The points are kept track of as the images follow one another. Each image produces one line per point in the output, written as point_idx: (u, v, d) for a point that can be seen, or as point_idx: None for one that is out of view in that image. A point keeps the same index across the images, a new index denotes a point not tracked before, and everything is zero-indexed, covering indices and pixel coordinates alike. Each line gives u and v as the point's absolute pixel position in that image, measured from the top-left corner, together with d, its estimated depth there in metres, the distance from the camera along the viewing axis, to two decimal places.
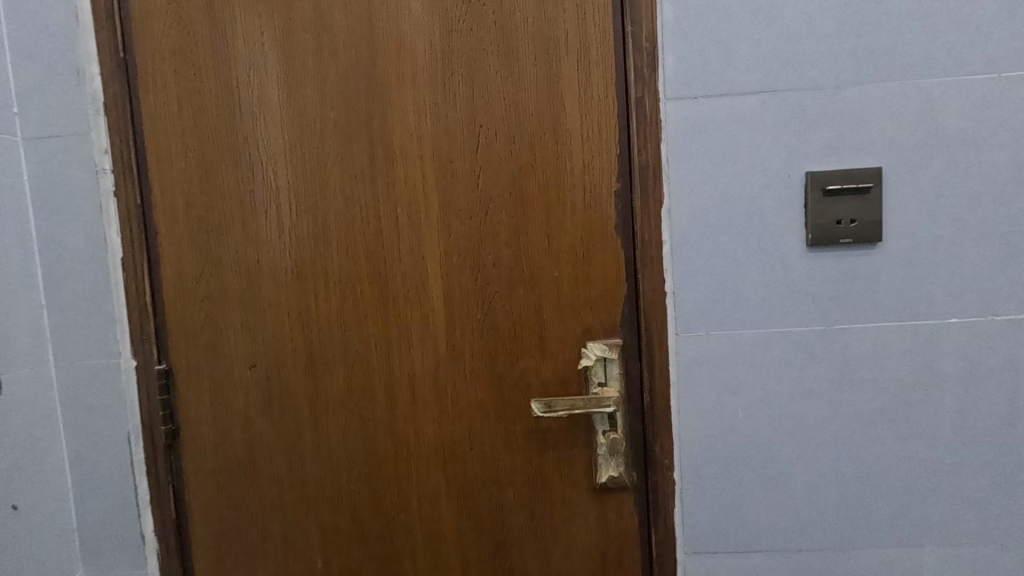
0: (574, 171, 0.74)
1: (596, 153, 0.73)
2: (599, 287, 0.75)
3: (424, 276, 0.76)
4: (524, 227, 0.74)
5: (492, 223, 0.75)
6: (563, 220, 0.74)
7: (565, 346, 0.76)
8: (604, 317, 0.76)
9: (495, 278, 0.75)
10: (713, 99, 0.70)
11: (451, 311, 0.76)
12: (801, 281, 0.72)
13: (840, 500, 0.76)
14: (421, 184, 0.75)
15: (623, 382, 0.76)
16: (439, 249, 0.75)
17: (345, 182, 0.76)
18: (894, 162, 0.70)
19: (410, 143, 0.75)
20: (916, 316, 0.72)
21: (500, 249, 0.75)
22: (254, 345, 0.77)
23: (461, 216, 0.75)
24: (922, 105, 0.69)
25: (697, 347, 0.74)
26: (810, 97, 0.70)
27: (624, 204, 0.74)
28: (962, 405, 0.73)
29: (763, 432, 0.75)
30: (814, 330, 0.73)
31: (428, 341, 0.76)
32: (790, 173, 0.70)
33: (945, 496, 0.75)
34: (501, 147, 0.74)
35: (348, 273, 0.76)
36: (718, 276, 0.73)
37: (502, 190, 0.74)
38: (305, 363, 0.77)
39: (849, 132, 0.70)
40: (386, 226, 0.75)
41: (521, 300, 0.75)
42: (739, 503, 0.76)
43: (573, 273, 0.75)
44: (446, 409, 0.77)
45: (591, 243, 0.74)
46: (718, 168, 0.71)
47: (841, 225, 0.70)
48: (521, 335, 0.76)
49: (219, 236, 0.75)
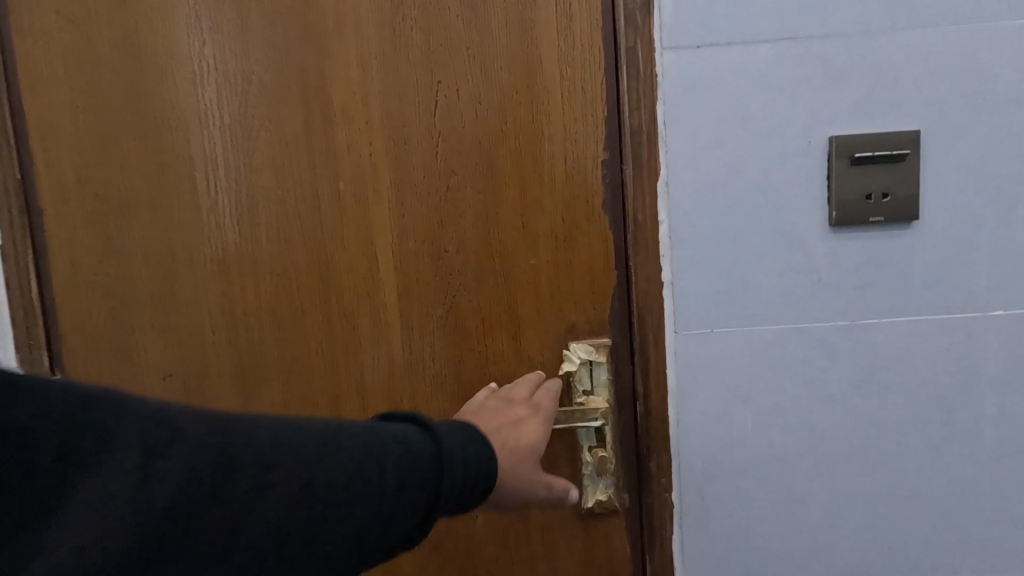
0: (555, 136, 0.59)
1: (579, 114, 0.59)
2: (582, 280, 0.62)
3: (375, 266, 0.61)
4: (499, 206, 0.60)
5: (461, 200, 0.60)
6: (542, 197, 0.60)
7: (546, 349, 0.63)
8: (589, 314, 0.62)
9: (467, 267, 0.61)
10: (718, 50, 0.56)
11: (407, 309, 0.62)
12: (823, 268, 0.59)
13: (863, 523, 0.63)
14: (368, 153, 0.60)
15: (611, 390, 0.63)
16: (391, 234, 0.61)
17: (273, 151, 0.60)
18: (931, 123, 0.56)
19: (354, 100, 0.59)
20: (959, 309, 0.59)
21: (469, 233, 0.61)
22: (168, 353, 0.63)
23: (421, 193, 0.60)
24: (966, 55, 0.55)
25: (699, 347, 0.60)
26: (834, 46, 0.56)
27: (612, 176, 0.60)
28: (1005, 410, 0.60)
29: (777, 446, 0.62)
30: (837, 326, 0.60)
31: (381, 346, 0.63)
32: (810, 138, 0.57)
33: (985, 516, 0.62)
34: (469, 106, 0.59)
35: (285, 265, 0.61)
36: (724, 263, 0.59)
37: (471, 159, 0.60)
38: (231, 371, 0.63)
39: (881, 88, 0.56)
40: (326, 205, 0.60)
41: (492, 294, 0.62)
42: (750, 531, 0.63)
43: (552, 261, 0.61)
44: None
45: (575, 224, 0.61)
46: (724, 133, 0.57)
47: (872, 200, 0.57)
48: (493, 336, 0.62)
49: (117, 222, 0.61)
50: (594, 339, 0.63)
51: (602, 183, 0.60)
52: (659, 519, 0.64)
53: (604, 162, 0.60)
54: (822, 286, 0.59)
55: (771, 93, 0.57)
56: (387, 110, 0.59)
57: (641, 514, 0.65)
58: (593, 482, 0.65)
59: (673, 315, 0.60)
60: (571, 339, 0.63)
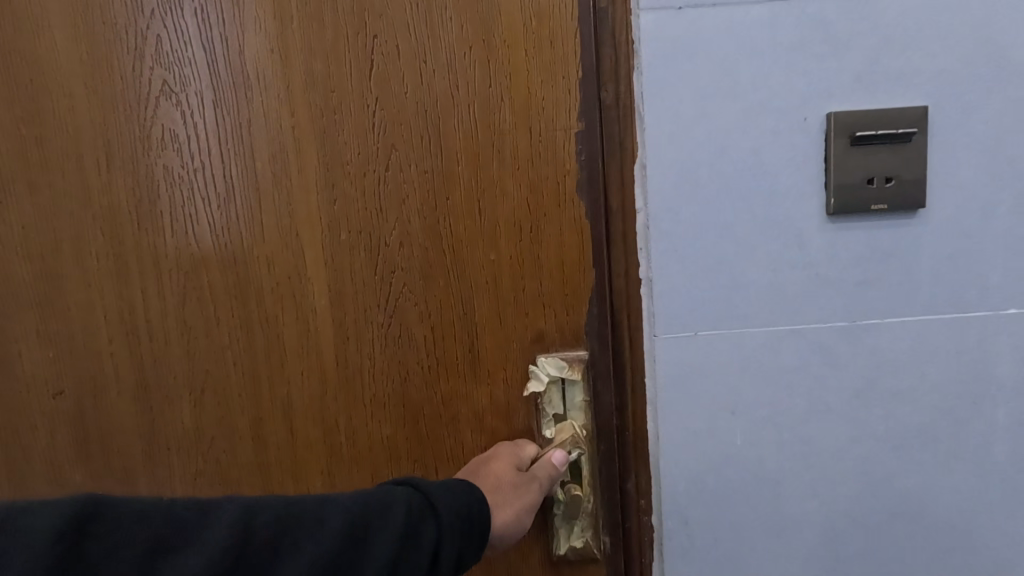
0: (517, 109, 0.52)
1: (548, 83, 0.52)
2: (549, 281, 0.55)
3: (302, 265, 0.56)
4: (448, 191, 0.53)
5: (405, 184, 0.54)
6: (502, 181, 0.53)
7: (509, 360, 0.56)
8: (561, 314, 0.55)
9: (410, 265, 0.55)
10: (704, 12, 0.49)
11: (341, 311, 0.56)
12: (821, 261, 0.52)
13: (864, 547, 0.56)
14: (302, 131, 0.53)
15: (587, 414, 0.57)
16: (319, 223, 0.55)
17: (193, 133, 0.54)
18: (942, 97, 0.50)
19: (284, 72, 0.52)
20: (969, 307, 0.53)
21: (413, 224, 0.54)
22: (58, 365, 0.59)
23: (358, 177, 0.54)
24: (981, 21, 0.49)
25: (683, 352, 0.53)
26: (835, 8, 0.49)
27: (588, 153, 0.52)
28: (1018, 419, 0.54)
29: (769, 464, 0.55)
30: (836, 327, 0.53)
31: (308, 355, 0.57)
32: (807, 114, 0.50)
33: (995, 535, 0.56)
34: (414, 74, 0.52)
35: (213, 264, 0.56)
36: (711, 257, 0.52)
37: (415, 136, 0.53)
38: (133, 385, 0.59)
39: (886, 58, 0.50)
40: (255, 193, 0.55)
41: (440, 291, 0.55)
42: (740, 559, 0.56)
43: (514, 258, 0.54)
44: (337, 452, 0.59)
45: (540, 211, 0.53)
46: (710, 108, 0.50)
47: (873, 185, 0.50)
48: (443, 338, 0.56)
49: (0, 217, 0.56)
50: (570, 352, 0.56)
51: (575, 162, 0.53)
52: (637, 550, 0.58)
53: (577, 138, 0.52)
54: (819, 283, 0.52)
55: (764, 61, 0.49)
56: (323, 79, 0.52)
57: (622, 557, 0.58)
58: (567, 525, 0.58)
59: (651, 315, 0.53)
60: (541, 350, 0.56)
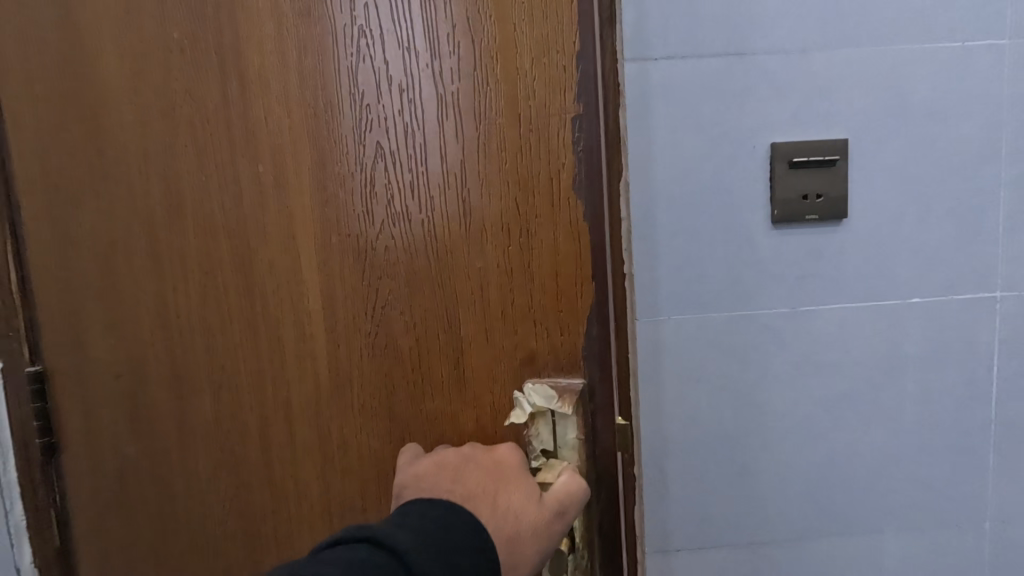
0: (506, 105, 0.55)
1: (545, 81, 0.55)
2: (541, 290, 0.58)
3: (298, 267, 0.60)
4: (434, 197, 0.58)
5: (395, 189, 0.58)
6: (493, 184, 0.57)
7: (500, 368, 0.60)
8: (546, 313, 0.59)
9: (401, 273, 0.59)
10: (675, 63, 0.62)
11: (336, 312, 0.61)
12: (767, 260, 0.65)
13: (805, 491, 0.70)
14: (303, 136, 0.58)
15: (578, 451, 0.60)
16: (316, 228, 0.59)
17: (212, 135, 0.59)
18: (860, 132, 0.64)
19: (291, 75, 0.57)
20: (884, 297, 0.66)
21: (401, 229, 0.59)
22: (119, 351, 0.63)
23: (350, 181, 0.58)
24: (889, 73, 0.63)
25: (659, 333, 0.66)
26: (777, 61, 0.63)
27: (585, 146, 0.56)
28: (924, 386, 0.68)
29: (728, 423, 0.68)
30: (779, 312, 0.66)
31: (305, 360, 0.62)
32: (755, 143, 0.64)
33: (907, 480, 0.70)
34: (406, 83, 0.56)
35: (223, 263, 0.61)
36: (681, 257, 0.65)
37: (410, 141, 0.57)
38: (168, 376, 0.63)
39: (816, 100, 0.63)
40: (257, 196, 0.60)
41: (427, 293, 0.59)
42: (705, 502, 0.69)
43: (502, 260, 0.58)
44: (332, 454, 0.63)
45: (529, 212, 0.57)
46: (679, 138, 0.63)
47: (807, 200, 0.64)
48: (430, 336, 0.60)
49: (64, 218, 0.61)
50: (567, 381, 0.60)
51: (571, 159, 0.56)
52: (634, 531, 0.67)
53: (573, 125, 0.55)
54: (767, 276, 0.66)
55: (722, 101, 0.63)
56: (319, 84, 0.57)
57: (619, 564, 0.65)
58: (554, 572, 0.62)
59: (632, 302, 0.66)
60: (534, 365, 0.60)
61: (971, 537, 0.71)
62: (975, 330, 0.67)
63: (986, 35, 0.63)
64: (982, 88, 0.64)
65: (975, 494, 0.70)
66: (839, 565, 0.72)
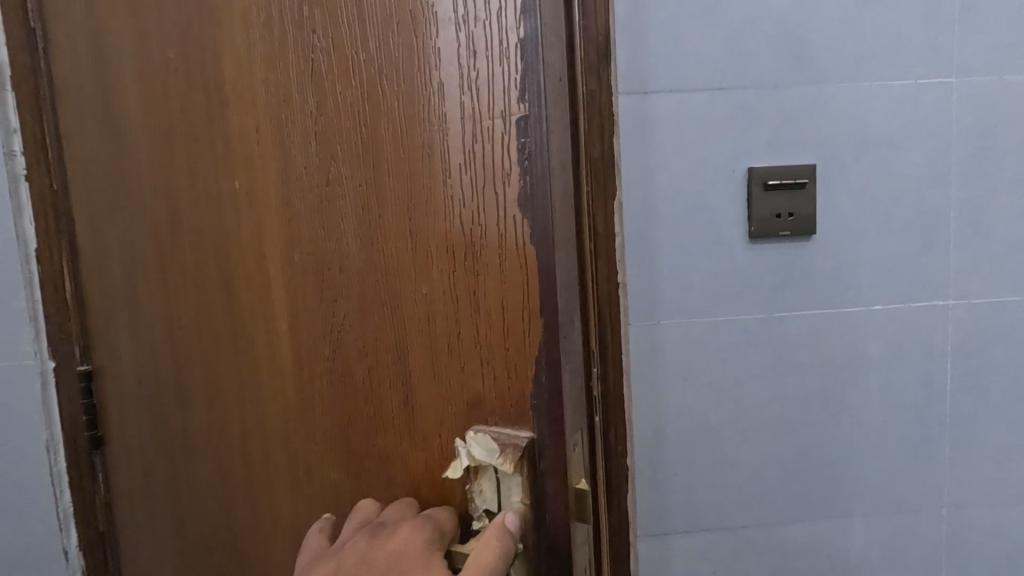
0: (448, 101, 0.44)
1: (489, 72, 0.42)
2: (490, 327, 0.47)
3: (267, 284, 0.55)
4: (381, 207, 0.48)
5: (343, 199, 0.49)
6: (434, 198, 0.46)
7: (450, 415, 0.49)
8: (495, 356, 0.47)
9: (351, 296, 0.51)
10: (663, 96, 0.70)
11: (295, 335, 0.55)
12: (745, 271, 0.73)
13: (780, 479, 0.77)
14: (269, 142, 0.52)
15: (524, 518, 0.47)
16: (279, 240, 0.53)
17: (200, 146, 0.56)
18: (827, 158, 0.72)
19: (252, 77, 0.51)
20: (850, 304, 0.74)
21: (347, 246, 0.50)
22: (138, 359, 0.64)
23: (304, 191, 0.51)
24: (851, 106, 0.71)
25: (649, 336, 0.74)
26: (753, 95, 0.71)
27: (529, 153, 0.43)
28: (886, 384, 0.76)
29: (711, 417, 0.76)
30: (756, 317, 0.74)
31: (275, 382, 0.57)
32: (734, 167, 0.72)
33: (872, 469, 0.78)
34: (346, 75, 0.47)
35: (207, 280, 0.59)
36: (669, 267, 0.73)
37: (354, 145, 0.48)
38: (174, 387, 0.63)
39: (788, 130, 0.71)
40: (233, 208, 0.56)
41: (373, 323, 0.50)
42: (691, 489, 0.77)
43: (448, 288, 0.47)
44: (297, 488, 0.58)
45: (478, 231, 0.45)
46: (668, 162, 0.71)
47: (780, 218, 0.72)
48: (376, 372, 0.51)
49: (101, 231, 0.64)
50: (514, 432, 0.47)
51: (517, 170, 0.43)
52: (624, 506, 0.77)
53: (521, 127, 0.42)
54: (745, 286, 0.74)
55: (705, 130, 0.71)
56: (275, 83, 0.50)
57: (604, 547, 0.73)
58: None
59: (625, 308, 0.74)
60: (485, 412, 0.48)
61: (930, 521, 0.79)
62: (930, 335, 0.75)
63: (935, 74, 0.72)
64: (932, 120, 0.72)
65: (932, 482, 0.78)
66: (813, 547, 0.79)
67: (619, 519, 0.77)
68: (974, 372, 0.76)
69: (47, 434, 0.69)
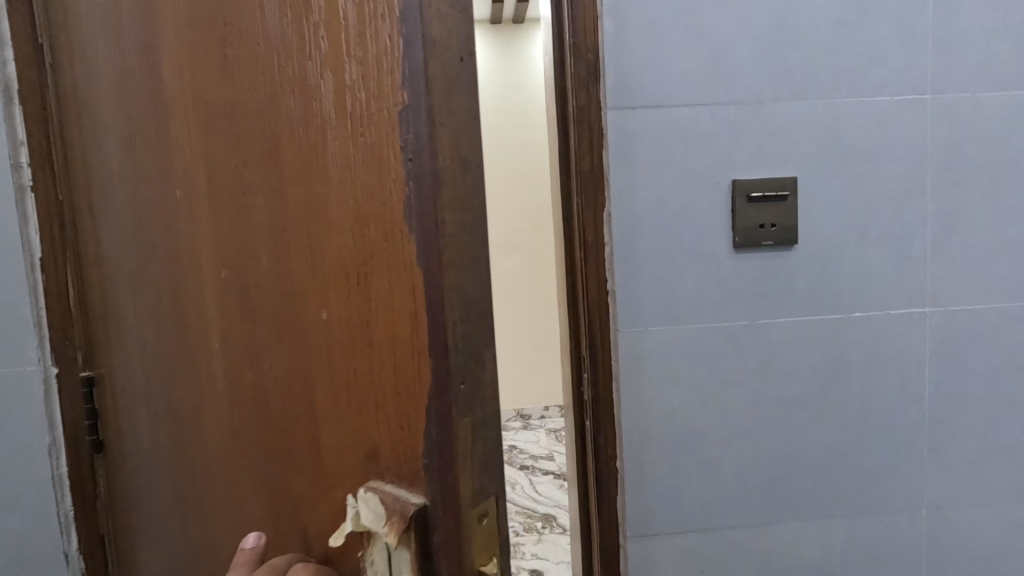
0: (335, 94, 0.35)
1: (369, 29, 0.32)
2: (379, 371, 0.36)
3: (198, 302, 0.48)
4: (283, 221, 0.40)
5: (253, 210, 0.42)
6: (325, 207, 0.36)
7: (341, 476, 0.40)
8: (392, 417, 0.36)
9: (254, 331, 0.44)
10: (650, 111, 0.73)
11: (223, 363, 0.47)
12: (729, 279, 0.76)
13: (764, 480, 0.80)
14: (179, 163, 0.47)
15: None
16: (208, 250, 0.46)
17: (137, 142, 0.50)
18: (807, 170, 0.75)
19: (159, 89, 0.47)
20: (831, 311, 0.77)
21: (261, 261, 0.42)
22: (120, 367, 0.60)
23: (223, 196, 0.44)
24: (829, 121, 0.74)
25: (638, 341, 0.76)
26: (737, 110, 0.74)
27: (413, 148, 0.32)
28: (865, 388, 0.79)
29: (697, 420, 0.78)
30: (740, 324, 0.77)
31: (207, 416, 0.50)
32: (718, 179, 0.74)
33: (853, 470, 0.80)
34: (250, 49, 0.39)
35: (146, 293, 0.53)
36: (657, 276, 0.75)
37: (256, 147, 0.40)
38: (143, 410, 0.57)
39: (769, 144, 0.74)
40: (164, 211, 0.49)
41: (289, 355, 0.42)
42: (678, 490, 0.79)
43: (346, 320, 0.37)
44: (226, 535, 0.51)
45: (372, 250, 0.35)
46: (654, 174, 0.74)
47: (763, 228, 0.75)
48: (293, 414, 0.43)
49: (91, 233, 0.60)
50: (405, 496, 0.35)
51: (400, 173, 0.33)
52: (614, 508, 0.79)
53: (401, 123, 0.32)
54: (729, 294, 0.76)
55: (690, 144, 0.74)
56: (194, 69, 0.43)
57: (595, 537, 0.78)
58: None
59: (615, 315, 0.76)
60: (373, 474, 0.38)
61: (910, 521, 0.82)
62: (908, 340, 0.78)
63: (909, 90, 0.75)
64: (907, 135, 0.75)
65: (911, 484, 0.81)
66: (796, 547, 0.81)
67: (609, 519, 0.79)
68: (949, 376, 0.79)
69: (50, 438, 0.70)
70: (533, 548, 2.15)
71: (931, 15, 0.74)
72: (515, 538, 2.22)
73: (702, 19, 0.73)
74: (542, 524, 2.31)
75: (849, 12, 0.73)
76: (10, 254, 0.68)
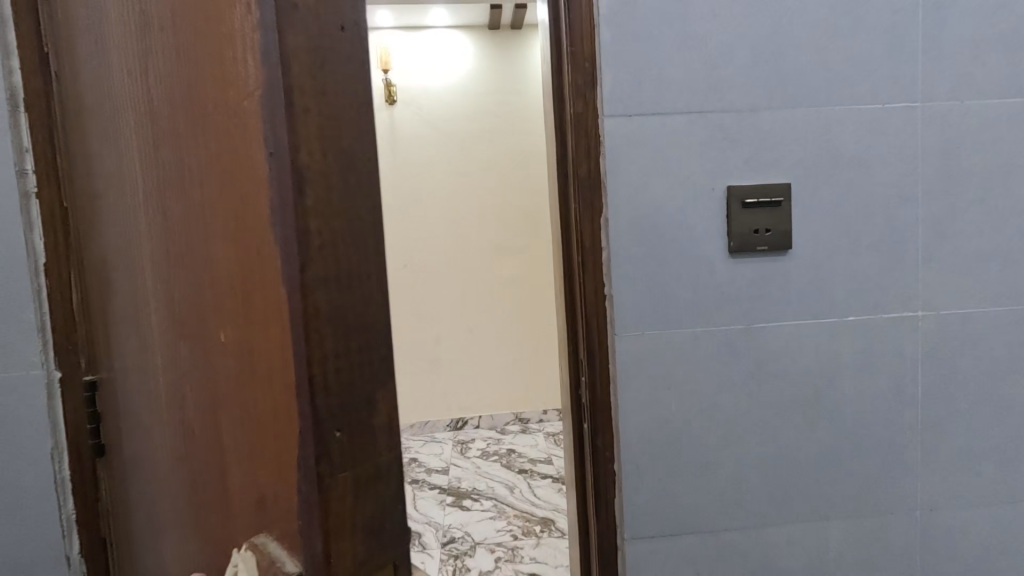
0: (211, 77, 0.30)
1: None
2: (259, 404, 0.31)
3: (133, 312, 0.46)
4: (177, 225, 0.36)
5: (153, 213, 0.38)
6: (210, 210, 0.32)
7: (236, 519, 0.35)
8: (270, 462, 0.30)
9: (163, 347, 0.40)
10: (645, 118, 0.74)
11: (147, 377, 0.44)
12: (724, 284, 0.77)
13: (760, 483, 0.81)
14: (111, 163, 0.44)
15: None
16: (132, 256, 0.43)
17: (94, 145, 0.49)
18: (801, 177, 0.76)
19: (98, 86, 0.44)
20: (824, 315, 0.78)
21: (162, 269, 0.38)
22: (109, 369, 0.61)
23: (135, 198, 0.40)
24: (822, 128, 0.76)
25: (635, 345, 0.77)
26: (731, 118, 0.75)
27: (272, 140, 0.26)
28: (859, 392, 0.80)
29: (693, 423, 0.79)
30: (735, 328, 0.78)
31: (144, 431, 0.47)
32: (713, 186, 0.76)
33: (847, 472, 0.81)
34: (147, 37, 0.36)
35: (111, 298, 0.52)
36: (653, 280, 0.76)
37: (152, 143, 0.37)
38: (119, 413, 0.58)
39: (763, 150, 0.76)
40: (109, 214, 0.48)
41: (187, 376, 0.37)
42: (674, 492, 0.80)
43: (231, 341, 0.32)
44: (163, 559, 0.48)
45: (246, 260, 0.30)
46: (650, 180, 0.75)
47: (757, 234, 0.76)
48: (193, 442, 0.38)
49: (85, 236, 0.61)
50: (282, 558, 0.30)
51: (263, 169, 0.27)
52: (611, 510, 0.80)
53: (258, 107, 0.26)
54: (724, 298, 0.77)
55: (685, 150, 0.75)
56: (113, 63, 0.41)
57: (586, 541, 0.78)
58: None
59: (612, 319, 0.77)
60: (260, 529, 0.32)
61: (904, 523, 0.83)
62: (900, 344, 0.79)
63: (899, 98, 0.76)
64: (898, 142, 0.77)
65: (904, 486, 0.82)
66: (792, 549, 0.82)
67: (606, 522, 0.80)
68: (941, 379, 0.80)
69: (52, 441, 0.71)
70: (532, 551, 2.15)
71: (920, 24, 0.76)
72: (515, 542, 2.22)
73: (696, 28, 0.74)
74: (541, 529, 2.31)
75: (840, 21, 0.75)
76: (14, 260, 0.69)
